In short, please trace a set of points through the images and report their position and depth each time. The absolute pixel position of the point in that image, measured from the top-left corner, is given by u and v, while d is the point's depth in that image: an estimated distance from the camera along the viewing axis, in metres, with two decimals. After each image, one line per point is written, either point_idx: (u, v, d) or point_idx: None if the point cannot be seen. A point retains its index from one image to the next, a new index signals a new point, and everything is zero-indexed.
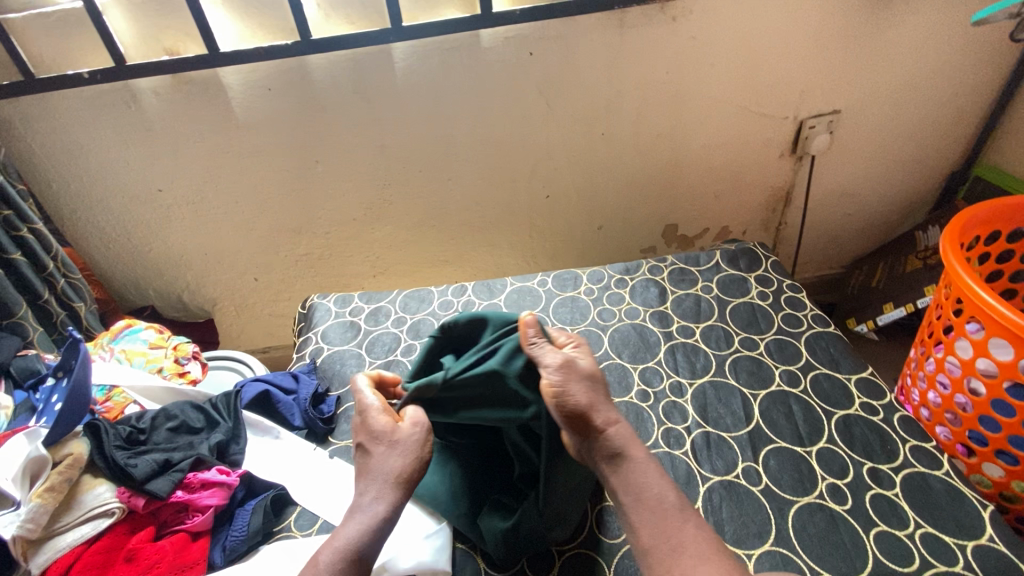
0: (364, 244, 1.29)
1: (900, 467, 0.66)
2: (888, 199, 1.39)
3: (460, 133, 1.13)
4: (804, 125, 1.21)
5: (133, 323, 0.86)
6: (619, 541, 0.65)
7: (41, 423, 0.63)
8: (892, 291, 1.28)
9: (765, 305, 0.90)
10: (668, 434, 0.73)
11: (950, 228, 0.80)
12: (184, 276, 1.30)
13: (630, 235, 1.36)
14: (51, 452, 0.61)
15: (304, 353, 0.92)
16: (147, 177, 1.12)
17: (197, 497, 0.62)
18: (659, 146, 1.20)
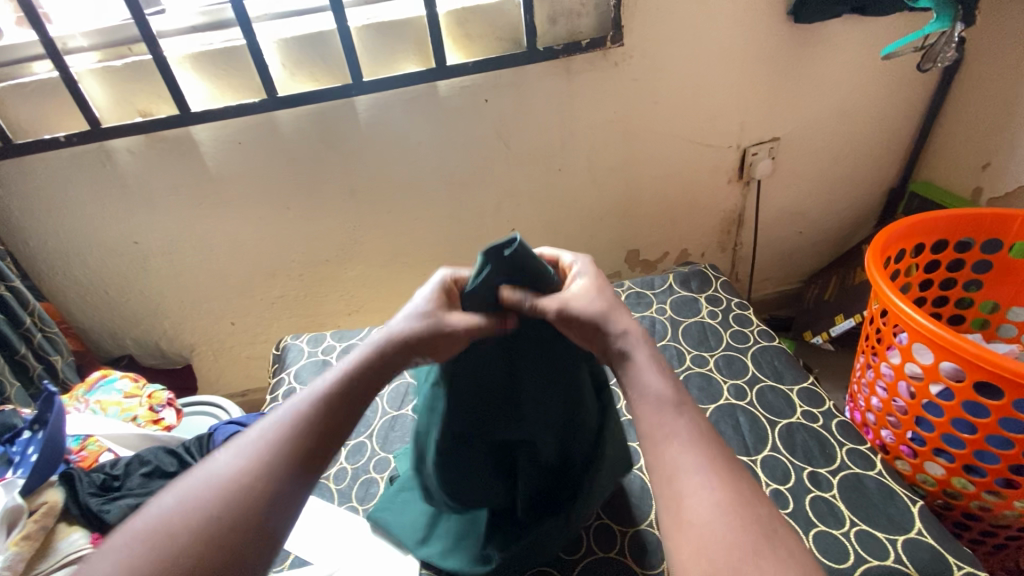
0: (338, 284, 1.34)
1: (837, 469, 0.71)
2: (836, 216, 1.48)
3: (424, 176, 1.20)
4: (747, 152, 1.30)
5: (109, 373, 0.89)
6: (576, 558, 0.68)
7: (17, 475, 0.65)
8: (844, 303, 1.36)
9: (715, 323, 0.96)
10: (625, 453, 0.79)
11: (873, 243, 0.87)
12: (161, 324, 1.32)
13: (595, 262, 1.42)
14: (27, 502, 0.63)
15: (276, 394, 0.96)
16: (123, 230, 1.16)
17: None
18: (614, 178, 1.28)
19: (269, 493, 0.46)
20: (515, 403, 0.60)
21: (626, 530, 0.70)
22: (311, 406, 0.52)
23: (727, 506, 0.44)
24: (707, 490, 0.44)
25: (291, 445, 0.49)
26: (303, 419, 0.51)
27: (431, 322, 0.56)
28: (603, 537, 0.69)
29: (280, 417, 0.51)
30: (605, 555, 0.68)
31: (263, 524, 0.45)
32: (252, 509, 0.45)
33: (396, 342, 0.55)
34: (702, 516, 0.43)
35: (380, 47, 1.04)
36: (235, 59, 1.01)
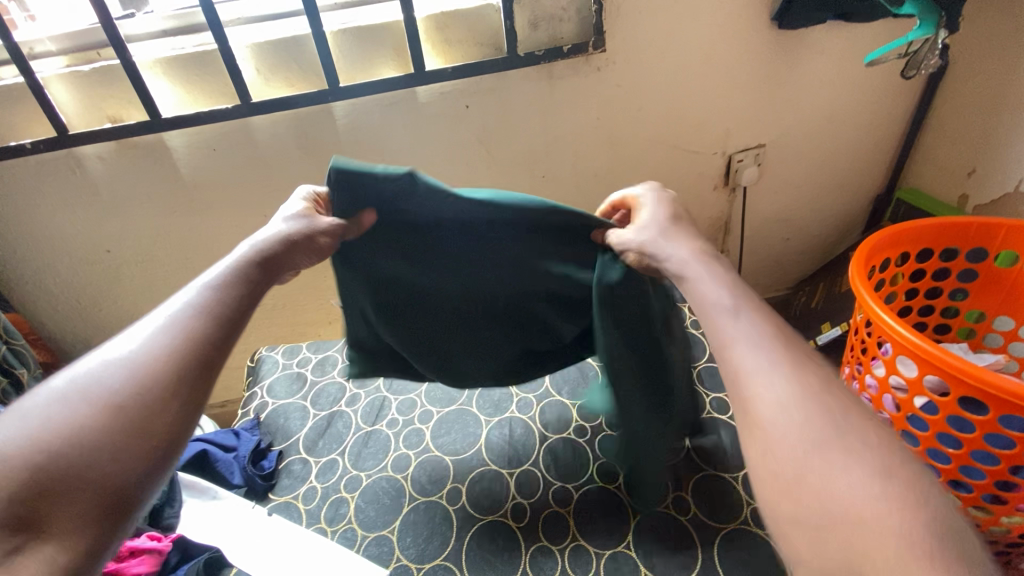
0: (318, 294, 1.31)
1: None
2: (823, 223, 1.47)
3: None
4: (733, 159, 1.29)
5: None
6: None
7: None
8: (831, 310, 1.35)
9: (698, 334, 0.95)
10: (604, 470, 0.76)
11: (858, 252, 0.85)
12: None
13: None
14: None
15: (248, 409, 0.93)
16: (95, 239, 1.13)
17: (124, 566, 0.63)
18: (599, 185, 1.26)
19: (183, 364, 0.49)
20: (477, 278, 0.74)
21: (603, 552, 0.67)
22: (206, 300, 0.55)
23: (850, 463, 0.40)
24: (802, 444, 0.42)
25: (189, 329, 0.51)
26: (205, 306, 0.54)
27: (303, 224, 0.65)
28: (580, 559, 0.66)
29: (172, 312, 0.53)
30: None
31: (177, 390, 0.47)
32: (168, 377, 0.47)
33: (270, 243, 0.63)
34: (820, 476, 0.40)
35: (358, 52, 1.02)
36: (207, 64, 0.98)
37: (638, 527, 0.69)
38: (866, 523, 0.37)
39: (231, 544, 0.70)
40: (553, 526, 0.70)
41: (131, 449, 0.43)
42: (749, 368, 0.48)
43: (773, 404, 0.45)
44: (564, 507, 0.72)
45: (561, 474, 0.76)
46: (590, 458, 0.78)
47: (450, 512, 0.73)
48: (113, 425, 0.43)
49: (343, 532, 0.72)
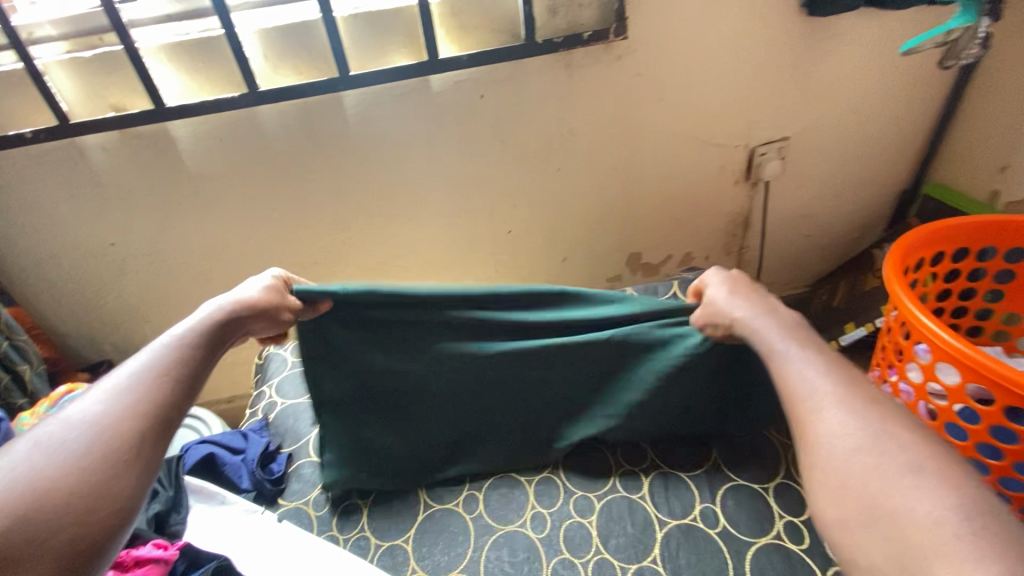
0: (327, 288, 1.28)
1: None
2: (845, 219, 1.43)
3: (416, 175, 1.14)
4: (756, 152, 1.24)
5: (75, 387, 0.83)
6: None
7: None
8: (854, 309, 1.31)
9: None
10: (627, 479, 0.73)
11: (892, 252, 0.82)
12: (141, 329, 1.27)
13: (596, 266, 1.37)
14: None
15: (257, 409, 0.90)
16: (99, 231, 1.10)
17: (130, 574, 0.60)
18: (616, 178, 1.22)
19: (148, 427, 0.49)
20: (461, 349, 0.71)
21: (628, 566, 0.64)
22: (171, 358, 0.55)
23: (918, 481, 0.40)
24: (873, 468, 0.43)
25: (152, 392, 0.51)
26: (169, 369, 0.54)
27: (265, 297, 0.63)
28: (604, 573, 0.63)
29: (136, 371, 0.53)
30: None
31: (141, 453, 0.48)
32: (133, 438, 0.48)
33: (238, 306, 0.61)
34: (877, 490, 0.42)
35: (368, 39, 0.98)
36: (212, 50, 0.94)
37: (665, 540, 0.66)
38: (932, 552, 0.37)
39: (245, 550, 0.68)
40: (575, 537, 0.67)
41: (99, 513, 0.43)
42: (814, 391, 0.49)
43: (836, 426, 0.46)
44: (585, 517, 0.69)
45: (581, 482, 0.73)
46: (612, 466, 0.75)
47: (467, 521, 0.70)
48: (78, 489, 0.43)
49: (356, 540, 0.70)
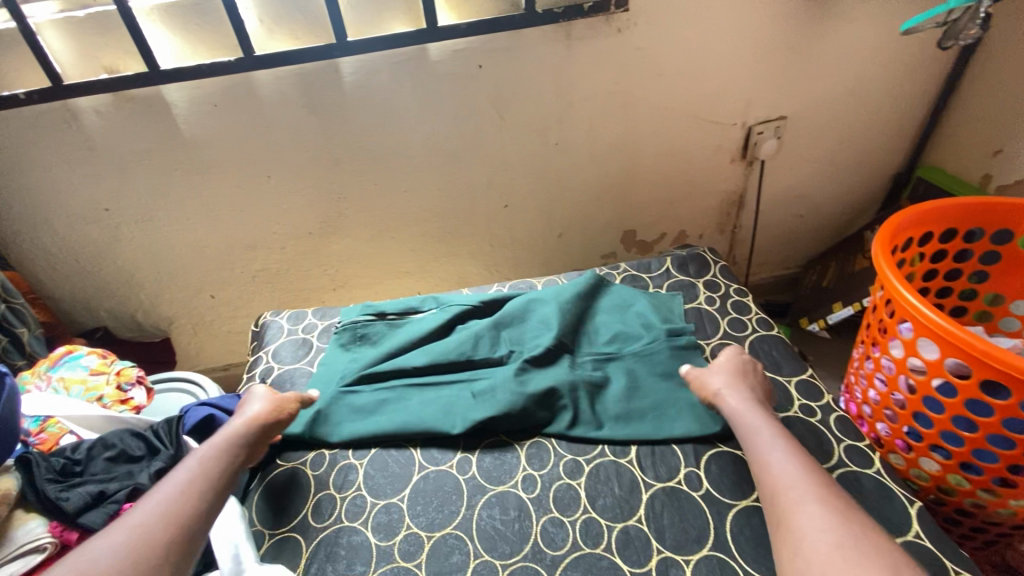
0: (322, 257, 1.28)
1: (834, 466, 0.70)
2: (839, 200, 1.44)
3: (414, 146, 1.13)
4: (753, 131, 1.25)
5: (74, 348, 0.84)
6: (562, 552, 0.65)
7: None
8: (844, 290, 1.34)
9: (712, 309, 0.94)
10: (615, 445, 0.75)
11: (882, 229, 0.83)
12: (137, 295, 1.27)
13: (590, 242, 1.38)
14: None
15: (254, 373, 0.92)
16: (92, 196, 1.10)
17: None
18: (613, 153, 1.22)
19: (185, 531, 0.55)
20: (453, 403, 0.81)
21: (614, 525, 0.66)
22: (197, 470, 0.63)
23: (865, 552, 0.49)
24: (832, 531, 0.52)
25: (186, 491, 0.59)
26: (193, 485, 0.60)
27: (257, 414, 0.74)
28: (590, 531, 0.66)
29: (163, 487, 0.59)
30: (591, 552, 0.64)
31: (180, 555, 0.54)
32: (169, 543, 0.54)
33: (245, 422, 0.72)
34: (808, 545, 0.52)
35: (366, 5, 0.96)
36: (206, 12, 0.93)
37: (650, 501, 0.68)
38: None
39: (225, 536, 0.65)
40: (564, 498, 0.70)
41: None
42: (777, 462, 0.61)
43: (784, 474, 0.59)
44: (575, 479, 0.72)
45: (571, 445, 0.76)
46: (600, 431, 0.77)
47: (461, 481, 0.73)
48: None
49: (352, 499, 0.72)
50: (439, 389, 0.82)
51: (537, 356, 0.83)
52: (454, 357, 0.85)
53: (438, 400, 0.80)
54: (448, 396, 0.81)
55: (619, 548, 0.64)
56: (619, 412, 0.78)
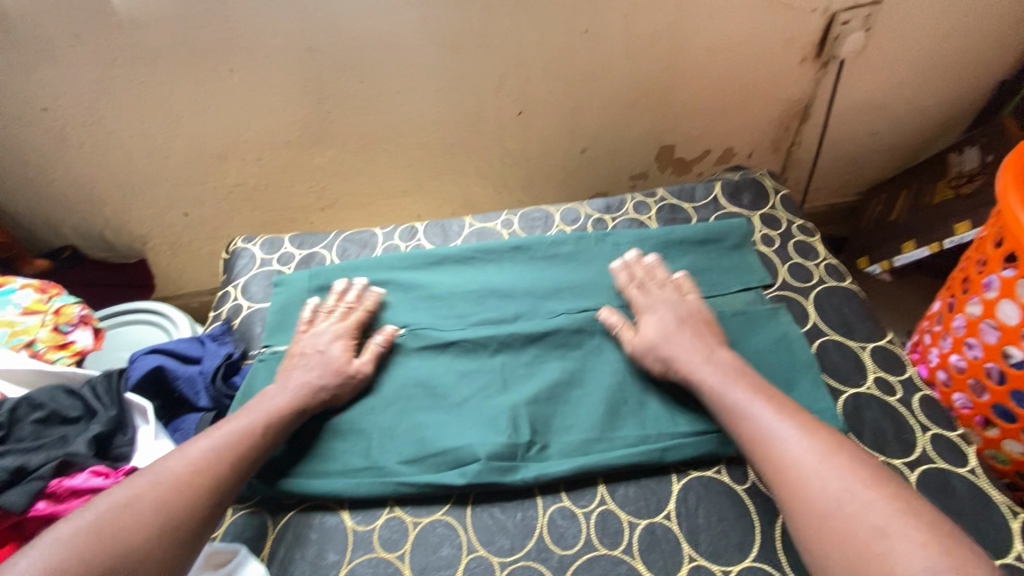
0: (304, 172, 1.10)
1: (917, 462, 0.55)
2: (923, 114, 1.19)
3: (407, 34, 0.91)
4: (835, 20, 0.98)
5: (4, 281, 0.70)
6: (589, 510, 0.54)
7: None
8: (915, 225, 1.13)
9: (770, 251, 0.75)
10: (622, 367, 0.64)
11: (1015, 155, 0.64)
12: (102, 213, 1.12)
13: (619, 160, 1.17)
14: None
15: (220, 312, 0.79)
16: (26, 91, 0.91)
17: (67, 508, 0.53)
18: (655, 46, 0.98)
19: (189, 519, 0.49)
20: (429, 391, 0.65)
21: (638, 521, 0.53)
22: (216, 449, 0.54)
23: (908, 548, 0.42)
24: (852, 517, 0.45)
25: (169, 499, 0.49)
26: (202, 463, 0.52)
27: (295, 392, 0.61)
28: (607, 528, 0.53)
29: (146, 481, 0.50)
30: (579, 513, 0.54)
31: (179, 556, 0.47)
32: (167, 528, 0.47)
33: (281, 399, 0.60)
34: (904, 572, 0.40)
35: None
36: None
37: (682, 494, 0.55)
38: None
39: None
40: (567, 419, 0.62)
41: None
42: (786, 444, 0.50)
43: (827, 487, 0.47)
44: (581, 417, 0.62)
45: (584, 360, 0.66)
46: (596, 341, 0.67)
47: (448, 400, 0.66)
48: None
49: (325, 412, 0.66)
50: (418, 368, 0.67)
51: (527, 331, 0.68)
52: (429, 331, 0.70)
53: (410, 380, 0.66)
54: (507, 401, 0.62)
55: (615, 495, 0.55)
56: None
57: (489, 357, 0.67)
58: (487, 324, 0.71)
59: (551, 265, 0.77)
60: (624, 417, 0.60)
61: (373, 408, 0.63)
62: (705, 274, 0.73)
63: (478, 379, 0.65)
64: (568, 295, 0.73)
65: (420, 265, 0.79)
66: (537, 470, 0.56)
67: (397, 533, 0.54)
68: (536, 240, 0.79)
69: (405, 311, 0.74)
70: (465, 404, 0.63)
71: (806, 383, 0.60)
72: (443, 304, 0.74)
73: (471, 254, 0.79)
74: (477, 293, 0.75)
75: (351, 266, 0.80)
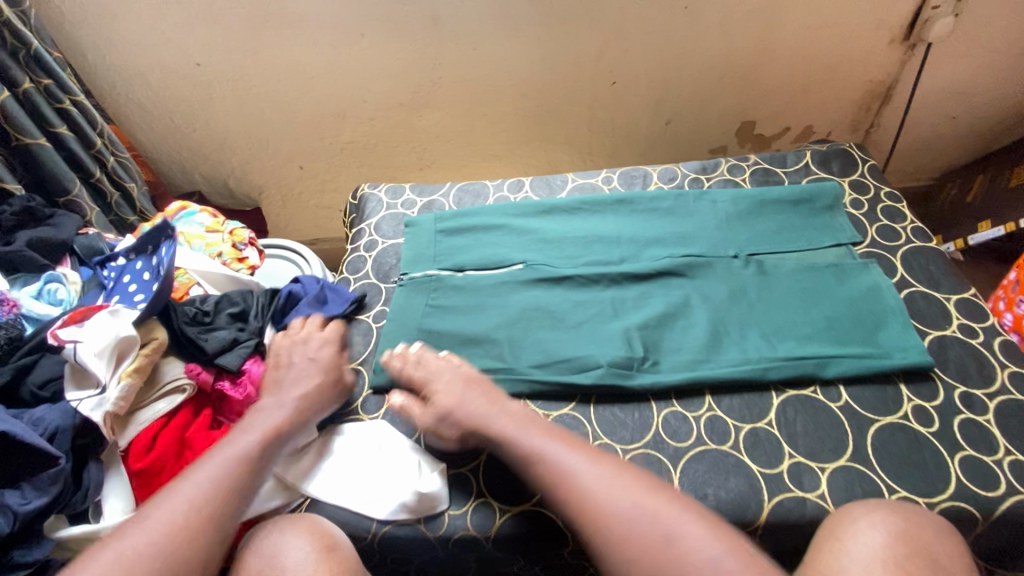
0: (411, 133, 1.21)
1: (996, 393, 0.62)
2: (1009, 100, 1.20)
3: (521, 5, 1.00)
4: (927, 4, 1.02)
5: (185, 205, 0.84)
6: (698, 414, 0.63)
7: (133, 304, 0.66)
8: (990, 206, 1.19)
9: (859, 214, 0.82)
10: (722, 303, 0.72)
11: None
12: (229, 162, 1.25)
13: (700, 133, 1.24)
14: (142, 331, 0.62)
15: (358, 245, 0.90)
16: (185, 48, 1.04)
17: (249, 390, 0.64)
18: (750, 24, 1.04)
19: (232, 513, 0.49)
20: (549, 314, 0.74)
21: (742, 425, 0.62)
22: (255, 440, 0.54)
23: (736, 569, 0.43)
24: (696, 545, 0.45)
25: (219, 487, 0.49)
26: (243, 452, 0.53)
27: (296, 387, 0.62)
28: (716, 429, 0.62)
29: (174, 501, 0.47)
30: (690, 416, 0.63)
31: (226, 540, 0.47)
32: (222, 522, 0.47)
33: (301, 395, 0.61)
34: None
35: None
36: None
37: (781, 407, 0.63)
38: None
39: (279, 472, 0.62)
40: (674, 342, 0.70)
41: None
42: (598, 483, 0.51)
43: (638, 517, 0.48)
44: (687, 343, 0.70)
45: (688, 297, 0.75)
46: (697, 281, 0.75)
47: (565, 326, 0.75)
48: None
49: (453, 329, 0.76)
50: (538, 296, 0.76)
51: (636, 270, 0.77)
52: (546, 267, 0.80)
53: (532, 305, 0.75)
54: (621, 325, 0.71)
55: (721, 404, 0.64)
56: (812, 336, 0.68)
57: (600, 290, 0.76)
58: (597, 264, 0.80)
59: (652, 217, 0.85)
60: (726, 344, 0.68)
61: (501, 326, 0.73)
62: (800, 231, 0.79)
63: (593, 308, 0.74)
64: (671, 242, 0.81)
65: (531, 213, 0.88)
66: (652, 379, 0.65)
67: None
68: (638, 195, 0.88)
69: (521, 250, 0.83)
70: (583, 326, 0.72)
71: (895, 325, 0.67)
72: (554, 246, 0.83)
73: (578, 206, 0.88)
74: (585, 239, 0.84)
75: (467, 211, 0.89)
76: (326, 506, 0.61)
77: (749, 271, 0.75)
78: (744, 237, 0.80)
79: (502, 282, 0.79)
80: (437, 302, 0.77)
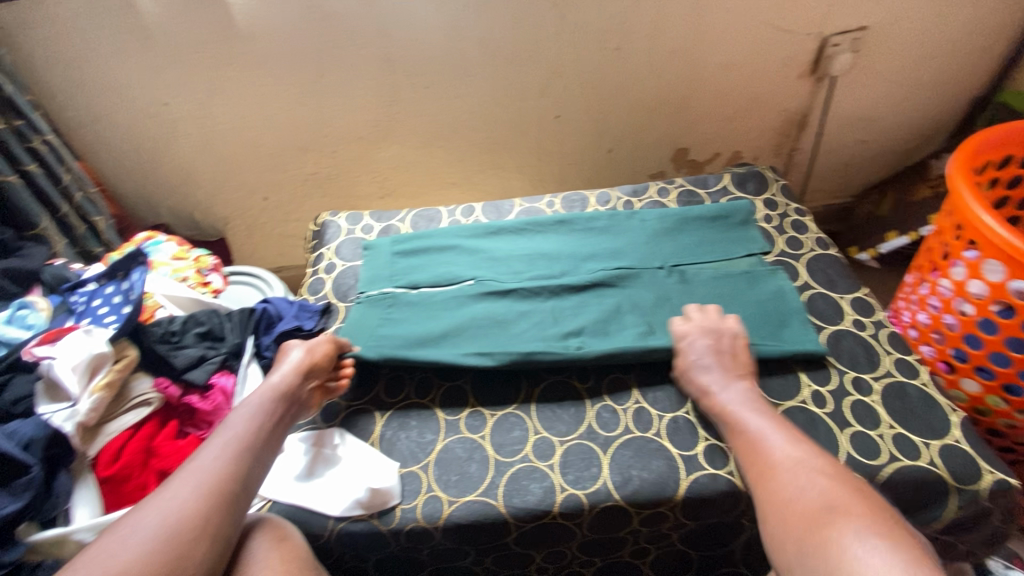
0: (371, 164, 1.28)
1: (881, 375, 0.71)
2: (908, 125, 1.35)
3: (468, 47, 1.10)
4: (828, 43, 1.16)
5: (151, 234, 0.91)
6: (626, 407, 0.71)
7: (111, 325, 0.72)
8: (899, 218, 1.34)
9: (769, 227, 0.92)
10: (649, 310, 0.80)
11: (961, 151, 0.80)
12: (195, 195, 1.30)
13: (640, 159, 1.35)
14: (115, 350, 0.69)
15: (318, 268, 0.96)
16: (152, 89, 1.10)
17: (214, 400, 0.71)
18: (675, 62, 1.17)
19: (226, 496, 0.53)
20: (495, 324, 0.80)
21: (664, 414, 0.70)
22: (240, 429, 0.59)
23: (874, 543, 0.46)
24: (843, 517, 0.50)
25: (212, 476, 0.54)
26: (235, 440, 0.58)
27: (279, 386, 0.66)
28: (641, 418, 0.70)
29: (165, 498, 0.51)
30: (619, 409, 0.71)
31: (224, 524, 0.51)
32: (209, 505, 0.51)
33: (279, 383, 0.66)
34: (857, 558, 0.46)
35: None
36: None
37: None
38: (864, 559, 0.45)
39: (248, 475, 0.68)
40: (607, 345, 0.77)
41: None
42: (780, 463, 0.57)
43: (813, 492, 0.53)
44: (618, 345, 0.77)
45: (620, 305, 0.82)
46: (628, 290, 0.83)
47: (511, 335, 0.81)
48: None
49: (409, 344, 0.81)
50: (485, 308, 0.83)
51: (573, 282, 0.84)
52: (494, 283, 0.87)
53: (479, 316, 0.81)
54: (560, 331, 0.78)
55: (647, 397, 0.72)
56: None
57: (542, 301, 0.83)
58: (539, 279, 0.87)
59: (589, 235, 0.94)
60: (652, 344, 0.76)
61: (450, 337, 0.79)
62: (718, 244, 0.89)
63: (535, 317, 0.81)
64: (605, 257, 0.89)
65: (480, 234, 0.96)
66: None
67: (478, 420, 0.71)
68: (577, 216, 0.96)
69: (471, 268, 0.90)
70: (524, 333, 0.78)
71: (797, 323, 0.76)
72: (501, 264, 0.91)
73: (522, 227, 0.96)
74: (530, 257, 0.91)
75: (422, 235, 0.96)
76: (280, 503, 0.66)
77: (673, 280, 0.84)
78: (669, 250, 0.89)
79: (452, 298, 0.85)
80: (392, 318, 0.83)
